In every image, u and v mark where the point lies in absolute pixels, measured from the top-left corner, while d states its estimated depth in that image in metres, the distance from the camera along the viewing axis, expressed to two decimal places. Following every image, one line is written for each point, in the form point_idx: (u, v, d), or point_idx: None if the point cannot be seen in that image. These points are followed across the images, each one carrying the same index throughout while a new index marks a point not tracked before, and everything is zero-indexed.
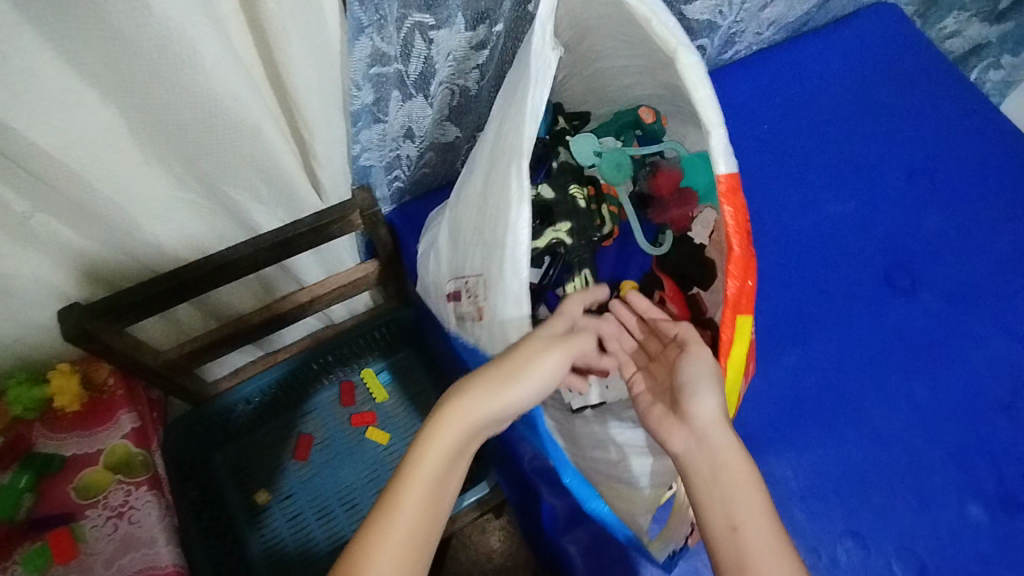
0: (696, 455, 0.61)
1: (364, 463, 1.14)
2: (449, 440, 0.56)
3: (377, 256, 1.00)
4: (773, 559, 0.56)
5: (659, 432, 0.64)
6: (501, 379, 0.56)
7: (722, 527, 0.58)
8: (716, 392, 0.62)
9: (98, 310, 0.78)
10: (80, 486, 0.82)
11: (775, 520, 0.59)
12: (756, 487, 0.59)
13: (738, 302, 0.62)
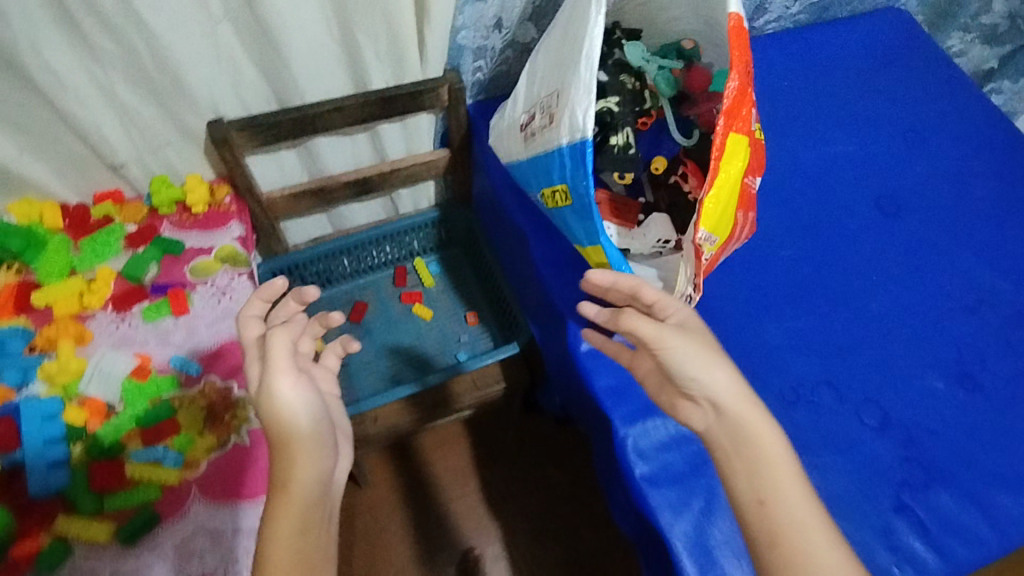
0: (718, 429, 0.72)
1: (409, 332, 1.33)
2: (285, 496, 0.63)
3: (450, 144, 1.21)
4: (799, 509, 0.68)
5: (680, 414, 0.75)
6: (274, 444, 0.64)
7: (751, 502, 0.69)
8: (704, 364, 0.72)
9: (241, 123, 0.99)
10: (194, 268, 1.00)
11: (796, 478, 0.70)
12: (783, 456, 0.70)
13: (731, 112, 0.76)
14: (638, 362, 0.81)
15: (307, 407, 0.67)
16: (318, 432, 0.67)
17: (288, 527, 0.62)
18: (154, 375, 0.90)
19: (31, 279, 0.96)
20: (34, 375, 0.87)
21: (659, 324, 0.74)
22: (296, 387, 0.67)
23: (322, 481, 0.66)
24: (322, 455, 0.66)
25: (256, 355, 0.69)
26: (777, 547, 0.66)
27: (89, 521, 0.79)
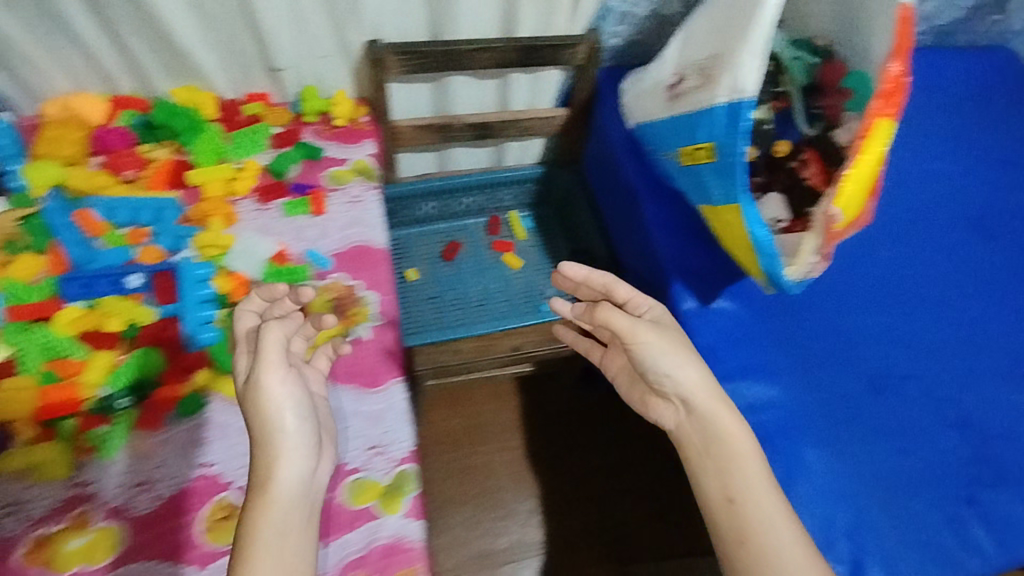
0: (688, 426, 0.80)
1: (496, 278, 1.39)
2: (266, 497, 0.66)
3: (571, 104, 1.26)
4: (765, 504, 0.73)
5: (654, 412, 0.85)
6: (259, 428, 0.69)
7: (721, 500, 0.74)
8: (677, 361, 0.80)
9: (398, 48, 1.05)
10: (331, 175, 1.07)
11: (767, 478, 0.75)
12: (750, 451, 0.76)
13: (889, 97, 0.81)
14: (611, 360, 0.93)
15: (289, 398, 0.71)
16: (297, 433, 0.70)
17: (269, 523, 0.64)
18: (291, 263, 0.97)
19: (184, 160, 1.04)
20: (186, 244, 0.95)
21: (634, 320, 0.82)
22: (282, 388, 0.71)
23: (301, 480, 0.69)
24: (298, 457, 0.69)
25: (246, 346, 0.74)
26: (744, 542, 0.71)
27: (227, 380, 0.86)
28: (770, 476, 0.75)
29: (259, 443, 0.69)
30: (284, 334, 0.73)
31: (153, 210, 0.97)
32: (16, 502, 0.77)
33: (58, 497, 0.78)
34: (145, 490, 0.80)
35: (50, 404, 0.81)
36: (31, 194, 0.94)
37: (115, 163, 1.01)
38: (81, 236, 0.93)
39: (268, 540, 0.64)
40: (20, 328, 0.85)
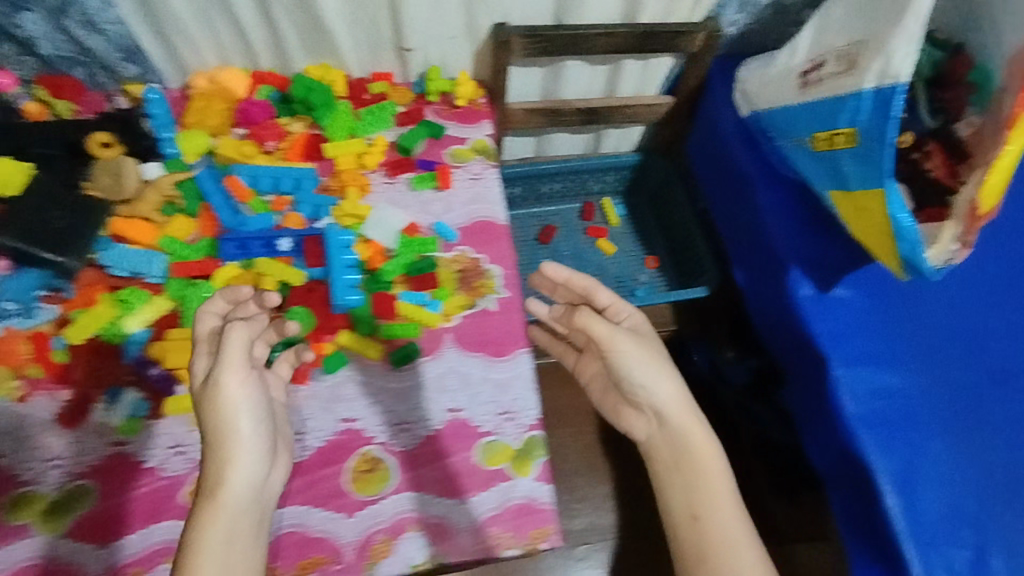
0: (658, 438, 0.82)
1: (591, 262, 1.42)
2: (214, 504, 0.66)
3: (678, 92, 1.28)
4: (727, 519, 0.76)
5: (625, 421, 0.85)
6: (211, 433, 0.68)
7: (686, 516, 0.77)
8: (653, 374, 0.80)
9: (524, 32, 1.07)
10: (453, 153, 1.11)
11: (731, 495, 0.78)
12: (713, 467, 0.78)
13: None
14: (583, 365, 0.90)
15: (249, 404, 0.70)
16: (252, 442, 0.69)
17: (217, 527, 0.65)
18: (422, 234, 1.01)
19: (318, 134, 1.09)
20: (326, 213, 1.00)
21: (613, 328, 0.81)
22: (237, 393, 0.70)
23: (252, 485, 0.69)
24: (249, 461, 0.68)
25: (209, 349, 0.72)
26: (704, 560, 0.74)
27: (367, 341, 0.91)
28: (733, 496, 0.78)
29: (211, 446, 0.68)
30: (249, 337, 0.71)
31: (294, 179, 1.02)
32: (181, 444, 0.83)
33: None
34: (298, 440, 0.85)
35: None
36: (187, 161, 1.02)
37: (257, 134, 1.06)
38: (231, 200, 0.98)
39: (215, 546, 0.64)
40: (187, 282, 0.90)
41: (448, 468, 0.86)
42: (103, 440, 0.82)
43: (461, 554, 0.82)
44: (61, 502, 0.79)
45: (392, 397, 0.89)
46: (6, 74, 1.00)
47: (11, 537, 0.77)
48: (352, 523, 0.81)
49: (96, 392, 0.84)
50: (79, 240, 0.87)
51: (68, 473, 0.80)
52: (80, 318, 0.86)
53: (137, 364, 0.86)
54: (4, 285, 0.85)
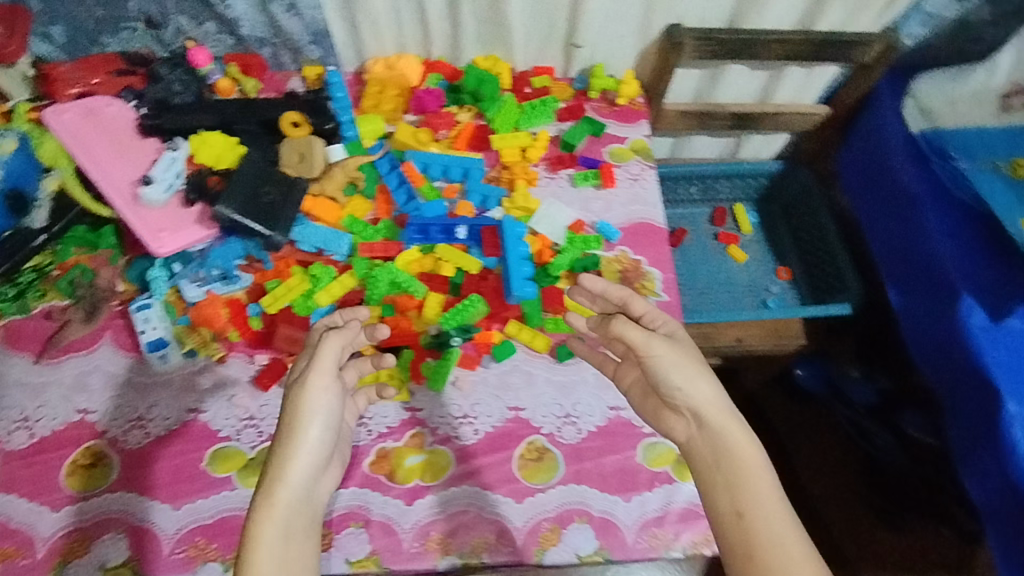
0: (699, 440, 0.69)
1: (720, 269, 1.39)
2: (273, 499, 0.62)
3: (835, 103, 1.25)
4: (781, 526, 0.61)
5: (664, 426, 0.74)
6: (285, 431, 0.67)
7: (729, 514, 0.63)
8: (690, 375, 0.70)
9: (699, 35, 1.07)
10: (613, 152, 1.11)
11: (783, 503, 0.63)
12: (756, 468, 0.65)
13: None
14: (622, 374, 0.81)
15: (329, 405, 0.69)
16: (321, 444, 0.67)
17: (273, 524, 0.61)
18: (585, 232, 1.02)
19: (484, 125, 1.12)
20: (493, 203, 1.02)
21: (649, 332, 0.74)
22: (320, 393, 0.69)
23: (311, 487, 0.66)
24: (315, 464, 0.66)
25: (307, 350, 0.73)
26: (753, 561, 0.59)
27: (533, 334, 0.93)
28: (789, 504, 0.63)
29: (283, 440, 0.66)
30: (341, 344, 0.72)
31: (461, 168, 1.05)
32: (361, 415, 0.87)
33: (395, 418, 0.87)
34: (468, 422, 0.88)
35: (395, 335, 0.90)
36: (364, 144, 1.06)
37: (430, 122, 1.10)
38: (406, 185, 1.01)
39: (272, 542, 0.60)
40: (368, 263, 0.94)
41: (612, 464, 0.86)
42: None
43: (628, 552, 0.82)
44: (258, 460, 0.83)
45: (557, 390, 0.91)
46: (203, 52, 1.06)
47: (215, 487, 0.81)
48: (523, 509, 0.82)
49: (289, 359, 0.89)
50: (284, 212, 0.89)
51: (261, 433, 0.85)
52: (276, 289, 0.91)
53: None
54: (212, 253, 0.90)
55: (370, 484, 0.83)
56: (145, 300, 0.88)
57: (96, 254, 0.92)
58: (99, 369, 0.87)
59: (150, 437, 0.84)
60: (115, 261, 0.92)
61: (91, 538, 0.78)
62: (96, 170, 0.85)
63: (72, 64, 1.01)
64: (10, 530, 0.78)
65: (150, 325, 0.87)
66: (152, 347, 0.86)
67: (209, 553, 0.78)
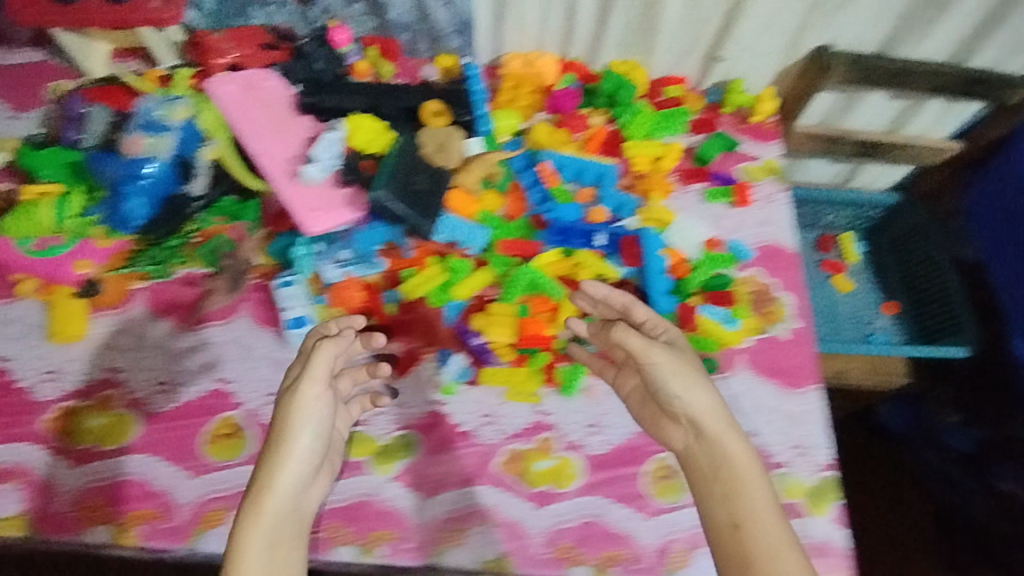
0: (696, 448, 0.77)
1: (823, 297, 1.36)
2: (259, 502, 0.69)
3: (970, 141, 1.21)
4: (772, 530, 0.69)
5: (664, 434, 0.81)
6: (275, 442, 0.73)
7: (726, 524, 0.70)
8: (690, 384, 0.77)
9: (851, 61, 1.04)
10: (746, 171, 1.10)
11: (775, 507, 0.71)
12: (752, 473, 0.72)
13: None
14: (621, 381, 0.86)
15: (314, 419, 0.74)
16: (309, 452, 0.73)
17: (259, 527, 0.67)
18: (720, 249, 1.00)
19: (617, 130, 1.10)
20: (628, 212, 1.01)
21: (649, 340, 0.79)
22: (315, 399, 0.75)
23: (297, 496, 0.72)
24: (302, 471, 0.72)
25: (301, 358, 0.78)
26: (749, 570, 0.67)
27: None
28: (781, 509, 0.71)
29: (277, 442, 0.73)
30: (334, 354, 0.77)
31: (596, 172, 1.03)
32: (492, 415, 0.87)
33: (526, 420, 0.87)
34: (598, 432, 0.87)
35: (529, 336, 0.89)
36: (499, 139, 1.05)
37: (566, 122, 1.08)
38: (543, 185, 1.00)
39: (258, 550, 0.66)
40: (507, 261, 0.93)
41: None
42: (425, 395, 0.87)
43: None
44: (390, 447, 0.84)
45: None
46: (343, 32, 1.05)
47: (349, 470, 0.82)
48: (654, 527, 0.82)
49: (424, 350, 0.89)
50: (433, 202, 0.88)
51: (394, 422, 0.85)
52: (413, 278, 0.91)
53: (458, 332, 0.89)
54: (357, 237, 0.91)
55: (502, 484, 0.83)
56: (289, 277, 0.88)
57: (234, 224, 0.91)
58: (235, 340, 0.88)
59: None
60: (254, 233, 0.91)
61: (230, 509, 0.78)
62: (256, 145, 0.86)
63: (223, 33, 1.01)
64: (151, 492, 0.79)
65: (293, 304, 0.87)
66: (294, 324, 0.86)
67: (342, 537, 0.79)
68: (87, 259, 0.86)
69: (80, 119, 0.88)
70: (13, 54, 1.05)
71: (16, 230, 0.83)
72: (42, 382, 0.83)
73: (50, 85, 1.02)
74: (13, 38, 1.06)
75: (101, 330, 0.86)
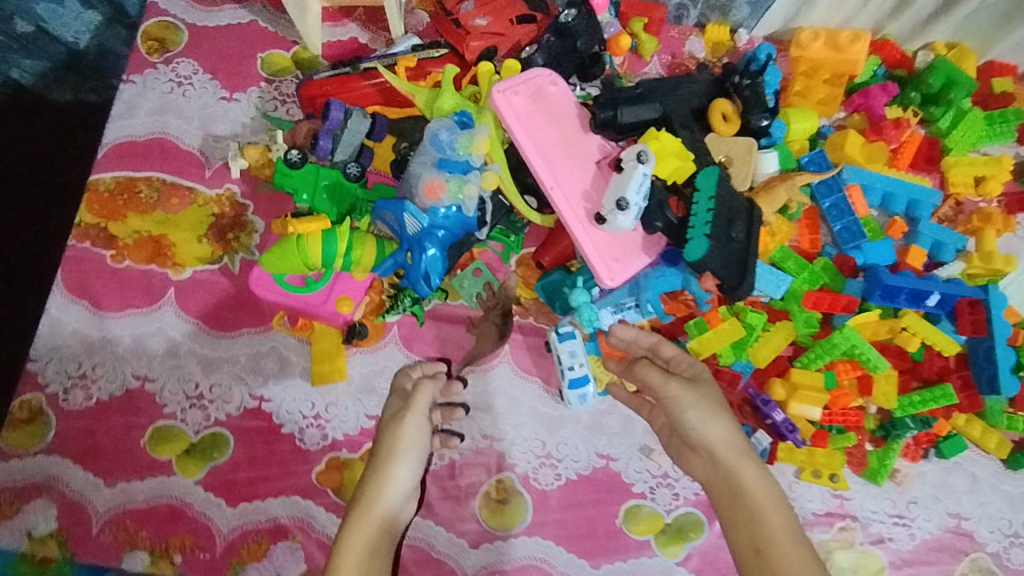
0: (714, 479, 0.64)
1: None
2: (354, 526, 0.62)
3: None
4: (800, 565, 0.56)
5: (685, 466, 0.68)
6: (376, 465, 0.66)
7: (747, 549, 0.59)
8: (705, 413, 0.65)
9: None
10: None
11: (798, 536, 0.58)
12: (768, 499, 0.61)
13: None
14: (650, 417, 0.73)
15: (420, 445, 0.67)
16: (414, 478, 0.65)
17: (360, 545, 0.61)
18: None
19: (931, 136, 0.88)
20: (951, 256, 0.83)
21: (667, 373, 0.69)
22: (415, 431, 0.67)
23: (400, 515, 0.65)
24: (405, 491, 0.65)
25: (397, 397, 0.72)
26: None
27: (986, 431, 0.78)
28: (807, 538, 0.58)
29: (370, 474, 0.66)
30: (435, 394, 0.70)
31: (908, 198, 0.84)
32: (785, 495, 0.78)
33: (822, 505, 0.78)
34: (904, 524, 0.78)
35: (834, 412, 0.77)
36: (791, 149, 0.86)
37: (875, 126, 0.86)
38: (851, 216, 0.82)
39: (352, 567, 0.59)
40: (811, 319, 0.79)
41: None
42: None
43: None
44: (675, 526, 0.77)
45: (1006, 502, 0.78)
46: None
47: (633, 550, 0.76)
48: None
49: None
50: (750, 257, 0.71)
51: (676, 496, 0.78)
52: (706, 336, 0.77)
53: (756, 402, 0.77)
54: (646, 282, 0.76)
55: None
56: (568, 328, 0.77)
57: (488, 246, 0.81)
58: (502, 391, 0.79)
59: (560, 478, 0.77)
60: (509, 260, 0.81)
61: None
62: (545, 174, 0.71)
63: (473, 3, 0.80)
64: (433, 556, 0.75)
65: (576, 361, 0.76)
66: (573, 385, 0.76)
67: None
68: (346, 294, 0.75)
69: (337, 128, 0.73)
70: (215, 13, 0.88)
71: (274, 266, 0.72)
72: (307, 428, 0.77)
73: (264, 58, 0.87)
74: None
75: (360, 371, 0.79)
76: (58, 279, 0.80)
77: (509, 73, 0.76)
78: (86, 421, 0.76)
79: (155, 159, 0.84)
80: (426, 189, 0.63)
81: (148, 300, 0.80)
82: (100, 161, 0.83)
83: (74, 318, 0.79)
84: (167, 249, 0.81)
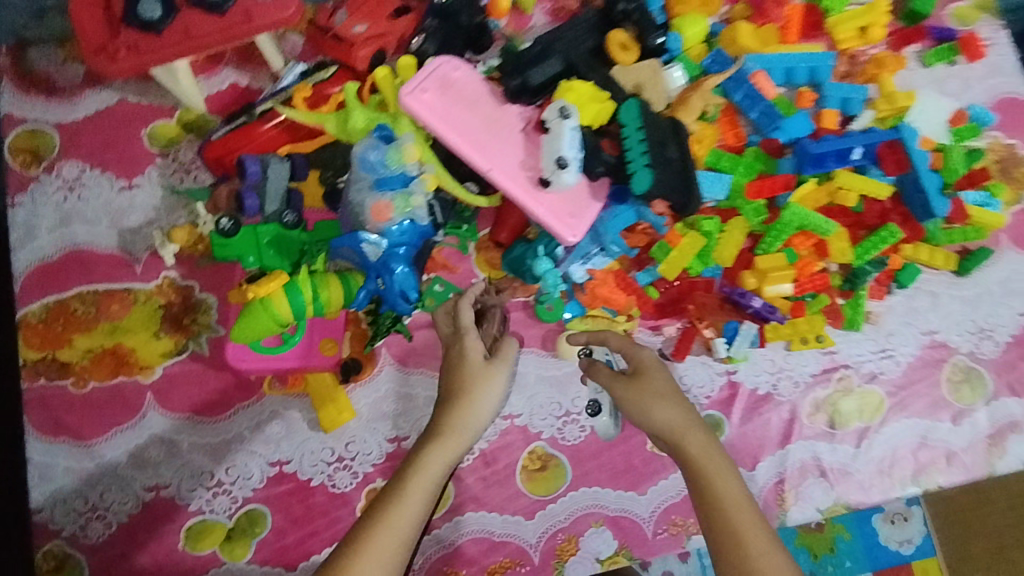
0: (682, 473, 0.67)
1: None
2: (401, 492, 0.63)
3: None
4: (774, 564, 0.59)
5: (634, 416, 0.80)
6: (451, 412, 0.68)
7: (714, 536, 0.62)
8: (645, 403, 0.69)
9: None
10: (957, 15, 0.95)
11: (755, 511, 0.63)
12: (729, 474, 0.65)
13: None
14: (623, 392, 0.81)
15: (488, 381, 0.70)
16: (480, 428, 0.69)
17: (405, 508, 0.62)
18: (963, 123, 0.90)
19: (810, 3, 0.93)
20: (858, 107, 0.89)
21: (609, 376, 0.73)
22: (485, 369, 0.70)
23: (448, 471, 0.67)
24: (467, 445, 0.68)
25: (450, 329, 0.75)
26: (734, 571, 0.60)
27: (931, 251, 0.86)
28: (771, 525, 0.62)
29: (433, 425, 0.68)
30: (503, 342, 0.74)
31: (807, 67, 0.88)
32: (784, 369, 0.85)
33: (818, 366, 0.85)
34: (889, 356, 0.86)
35: (803, 280, 0.83)
36: (690, 54, 0.89)
37: (759, 11, 0.91)
38: (764, 101, 0.87)
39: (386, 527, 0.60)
40: (755, 206, 0.84)
41: None
42: (712, 370, 0.84)
43: None
44: None
45: (964, 304, 0.87)
46: None
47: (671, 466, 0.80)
48: (959, 430, 0.85)
49: (700, 326, 0.83)
50: (688, 172, 0.75)
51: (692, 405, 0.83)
52: (671, 256, 0.81)
53: (733, 297, 0.83)
54: (604, 225, 0.79)
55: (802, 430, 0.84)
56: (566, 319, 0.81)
57: (445, 242, 0.82)
58: None
59: (585, 430, 0.80)
60: (467, 249, 0.82)
61: (578, 535, 0.78)
62: (478, 156, 0.73)
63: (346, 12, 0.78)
64: (498, 542, 0.78)
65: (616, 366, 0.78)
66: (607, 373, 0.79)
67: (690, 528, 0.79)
68: (328, 337, 0.76)
69: (258, 180, 0.73)
70: (79, 102, 0.83)
71: (248, 334, 0.68)
72: (336, 472, 0.77)
73: (149, 133, 0.82)
74: (68, 83, 0.83)
75: (366, 403, 0.78)
76: (28, 426, 0.76)
77: (405, 71, 0.75)
78: (115, 549, 0.74)
79: (78, 272, 0.79)
80: (374, 213, 0.65)
81: (129, 413, 0.77)
82: (20, 294, 0.78)
83: (62, 456, 0.76)
84: (128, 356, 0.77)
